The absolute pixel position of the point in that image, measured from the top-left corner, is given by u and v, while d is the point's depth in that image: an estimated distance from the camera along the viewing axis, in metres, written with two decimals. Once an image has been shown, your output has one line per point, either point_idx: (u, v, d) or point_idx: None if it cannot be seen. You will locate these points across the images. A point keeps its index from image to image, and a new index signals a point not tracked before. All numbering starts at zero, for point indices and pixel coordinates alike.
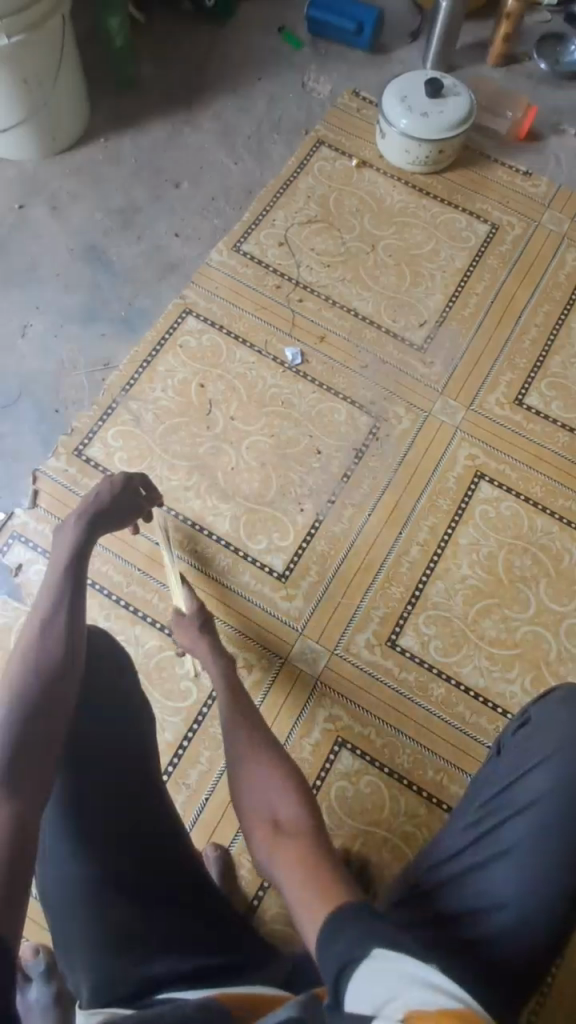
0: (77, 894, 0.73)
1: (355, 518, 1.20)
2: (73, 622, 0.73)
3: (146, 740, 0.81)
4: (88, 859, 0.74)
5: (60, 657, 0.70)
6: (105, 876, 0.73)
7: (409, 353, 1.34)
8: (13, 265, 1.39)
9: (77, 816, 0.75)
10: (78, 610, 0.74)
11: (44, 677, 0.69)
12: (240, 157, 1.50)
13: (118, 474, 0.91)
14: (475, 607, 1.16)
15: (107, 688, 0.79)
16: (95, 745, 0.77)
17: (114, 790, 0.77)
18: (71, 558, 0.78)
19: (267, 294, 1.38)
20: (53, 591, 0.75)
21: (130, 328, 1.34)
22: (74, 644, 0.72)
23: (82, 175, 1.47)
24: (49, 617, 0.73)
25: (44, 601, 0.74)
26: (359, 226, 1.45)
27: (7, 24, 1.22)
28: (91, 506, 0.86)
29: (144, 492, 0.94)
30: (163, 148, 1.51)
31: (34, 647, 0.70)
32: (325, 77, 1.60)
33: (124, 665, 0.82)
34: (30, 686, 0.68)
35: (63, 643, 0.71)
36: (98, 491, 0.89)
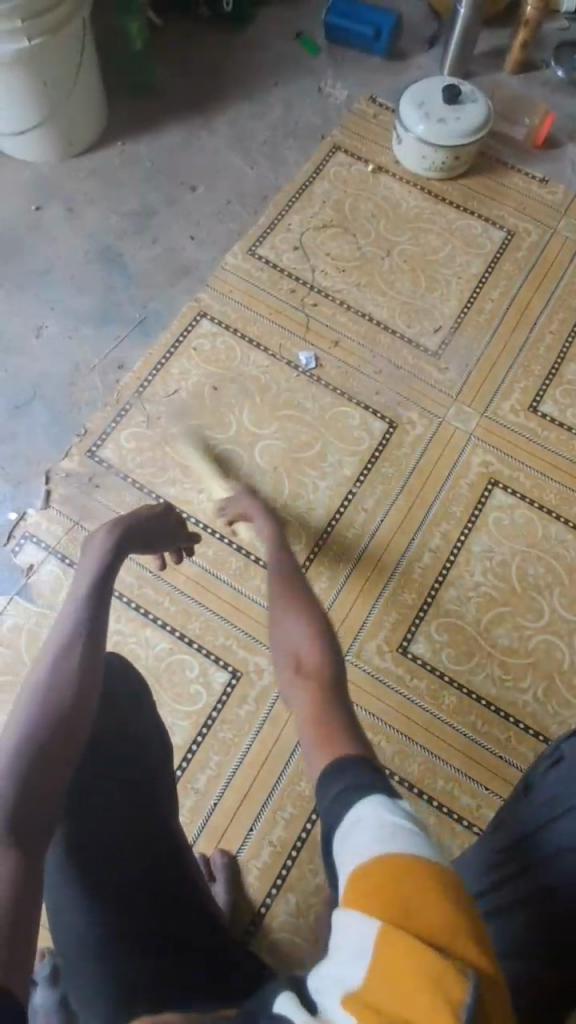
0: (88, 934, 0.73)
1: (367, 523, 1.20)
2: (97, 647, 0.72)
3: (157, 767, 0.81)
4: (96, 900, 0.74)
5: (82, 683, 0.69)
6: (114, 920, 0.73)
7: (424, 358, 1.33)
8: (29, 268, 1.39)
9: (85, 852, 0.74)
10: (102, 636, 0.73)
11: (63, 702, 0.68)
12: (255, 161, 1.51)
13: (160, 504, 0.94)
14: (488, 615, 1.15)
15: (125, 716, 0.80)
16: (107, 772, 0.77)
17: (121, 824, 0.76)
18: (100, 579, 0.77)
19: (282, 298, 1.38)
20: (83, 611, 0.73)
21: (144, 333, 1.34)
22: (96, 672, 0.71)
23: (100, 178, 1.48)
24: (74, 637, 0.71)
25: (71, 619, 0.73)
26: (375, 231, 1.44)
27: (28, 28, 1.23)
28: (123, 525, 0.85)
29: (167, 518, 0.94)
30: (179, 151, 1.51)
31: (57, 669, 0.69)
32: (342, 82, 1.60)
33: (142, 693, 0.82)
34: (49, 710, 0.67)
35: (85, 669, 0.70)
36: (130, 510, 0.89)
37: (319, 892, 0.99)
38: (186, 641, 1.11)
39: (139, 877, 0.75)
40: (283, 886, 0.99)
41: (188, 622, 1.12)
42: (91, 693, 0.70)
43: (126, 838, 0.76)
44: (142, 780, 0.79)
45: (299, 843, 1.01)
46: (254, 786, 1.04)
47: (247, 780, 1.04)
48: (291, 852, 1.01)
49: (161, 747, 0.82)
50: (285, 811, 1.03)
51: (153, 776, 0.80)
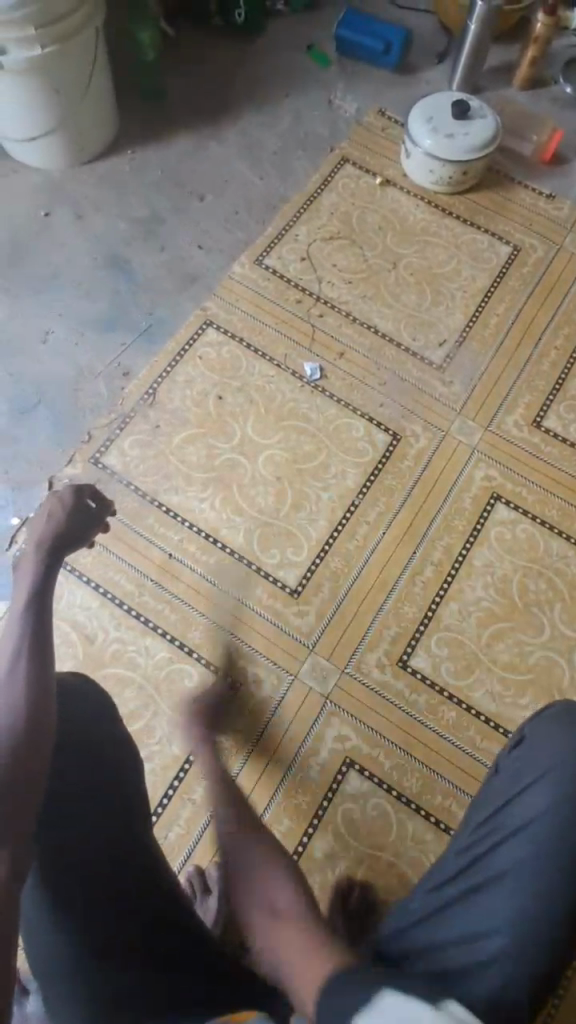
0: (67, 950, 0.72)
1: (370, 535, 1.20)
2: (37, 660, 0.71)
3: (131, 783, 0.80)
4: (76, 917, 0.73)
5: (29, 694, 0.68)
6: (94, 938, 0.73)
7: (429, 371, 1.34)
8: (36, 274, 1.40)
9: (61, 868, 0.74)
10: (44, 649, 0.72)
11: (15, 719, 0.66)
12: (264, 171, 1.51)
13: (67, 489, 0.90)
14: (488, 630, 1.15)
15: (92, 732, 0.80)
16: (77, 787, 0.77)
17: (97, 841, 0.76)
18: (32, 600, 0.77)
19: (288, 308, 1.38)
20: (18, 632, 0.73)
21: (149, 340, 1.34)
22: (46, 681, 0.70)
23: (109, 185, 1.48)
24: (13, 659, 0.71)
25: (8, 644, 0.73)
26: (382, 243, 1.45)
27: (41, 35, 1.23)
28: (49, 535, 0.85)
29: (95, 506, 0.90)
30: (188, 160, 1.52)
31: (3, 693, 0.68)
32: (351, 95, 1.61)
33: (108, 710, 0.82)
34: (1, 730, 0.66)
35: (31, 678, 0.69)
36: (50, 512, 0.88)
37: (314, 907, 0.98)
38: (186, 650, 1.11)
39: (123, 892, 0.75)
40: None
41: (188, 630, 1.12)
42: (44, 702, 0.68)
43: (107, 855, 0.76)
44: (118, 796, 0.78)
45: (295, 858, 1.01)
46: (252, 797, 1.03)
47: (245, 790, 1.04)
48: (287, 866, 1.00)
49: (133, 762, 0.82)
50: (281, 824, 1.02)
51: (130, 791, 0.80)
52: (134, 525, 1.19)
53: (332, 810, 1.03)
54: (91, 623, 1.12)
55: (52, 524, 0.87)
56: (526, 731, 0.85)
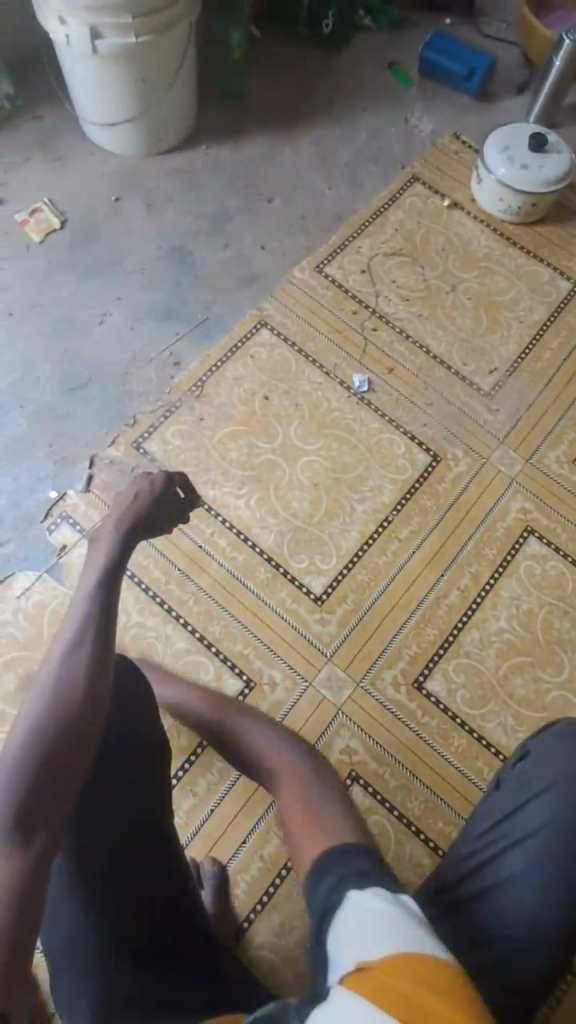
0: (85, 934, 0.71)
1: (399, 552, 1.20)
2: (101, 653, 0.68)
3: (157, 778, 0.78)
4: (99, 903, 0.72)
5: (91, 677, 0.67)
6: (114, 928, 0.72)
7: (475, 398, 1.33)
8: (102, 257, 1.42)
9: (88, 850, 0.73)
10: (109, 641, 0.70)
11: (72, 701, 0.66)
12: (334, 181, 1.53)
13: (158, 475, 0.86)
14: (507, 663, 1.14)
15: (131, 722, 0.76)
16: (111, 776, 0.74)
17: (127, 829, 0.75)
18: (103, 584, 0.72)
19: (344, 318, 1.39)
20: (88, 609, 0.70)
21: (205, 334, 1.36)
22: (107, 666, 0.69)
23: (181, 178, 1.51)
24: (79, 635, 0.68)
25: (74, 620, 0.70)
26: (443, 265, 1.46)
27: (137, 24, 1.25)
28: (129, 516, 0.81)
29: (182, 498, 0.87)
30: (262, 162, 1.54)
31: (59, 674, 0.66)
32: (428, 116, 1.62)
33: (146, 700, 0.78)
34: (52, 714, 0.65)
35: (96, 661, 0.68)
36: (136, 494, 0.83)
37: (303, 915, 0.98)
38: (205, 642, 1.12)
39: (146, 885, 0.75)
40: (269, 903, 0.99)
41: (210, 624, 1.13)
42: (98, 700, 0.67)
43: (134, 846, 0.75)
44: (147, 790, 0.77)
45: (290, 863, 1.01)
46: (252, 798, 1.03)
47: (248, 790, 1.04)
48: (281, 871, 1.00)
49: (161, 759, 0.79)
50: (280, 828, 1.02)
51: (155, 785, 0.78)
52: None
53: None
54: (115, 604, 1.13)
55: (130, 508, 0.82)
56: (537, 753, 0.84)
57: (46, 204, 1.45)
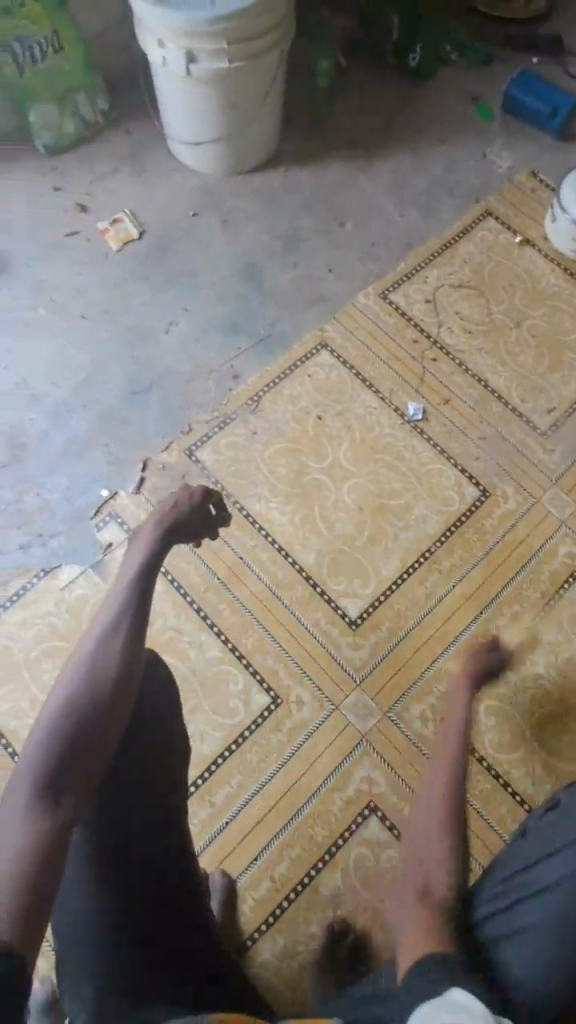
0: (93, 923, 0.71)
1: (439, 585, 1.19)
2: (133, 642, 0.72)
3: (177, 772, 0.79)
4: (111, 894, 0.72)
5: (119, 665, 0.70)
6: (124, 923, 0.71)
7: (531, 436, 1.32)
8: (174, 268, 1.47)
9: (106, 839, 0.73)
10: (141, 634, 0.74)
11: (101, 684, 0.69)
12: (408, 211, 1.54)
13: (197, 489, 0.91)
14: (542, 711, 1.11)
15: (157, 718, 0.77)
16: (136, 767, 0.75)
17: (146, 822, 0.75)
18: (139, 581, 0.78)
19: (404, 346, 1.39)
20: (123, 602, 0.75)
21: (266, 350, 1.38)
22: (136, 656, 0.72)
23: (257, 198, 1.55)
24: (114, 624, 0.73)
25: (109, 610, 0.74)
26: (509, 301, 1.45)
27: (231, 50, 1.30)
28: (168, 522, 0.87)
29: (215, 515, 0.93)
30: (338, 188, 1.57)
31: (92, 658, 0.70)
32: (507, 153, 1.62)
33: (172, 700, 0.80)
34: (82, 693, 0.68)
35: (125, 651, 0.71)
36: (177, 501, 0.89)
37: (308, 942, 0.97)
38: (236, 653, 1.13)
39: (159, 883, 0.75)
40: (274, 924, 0.98)
41: (243, 636, 1.14)
42: (127, 686, 0.70)
43: (150, 840, 0.75)
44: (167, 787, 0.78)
45: (299, 887, 0.99)
46: (268, 815, 1.03)
47: (264, 807, 1.04)
48: (289, 893, 0.99)
49: (182, 758, 0.80)
50: (292, 850, 1.01)
51: (173, 778, 0.79)
52: None
53: (345, 849, 1.02)
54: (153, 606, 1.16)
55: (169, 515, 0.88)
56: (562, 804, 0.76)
57: (127, 215, 1.51)
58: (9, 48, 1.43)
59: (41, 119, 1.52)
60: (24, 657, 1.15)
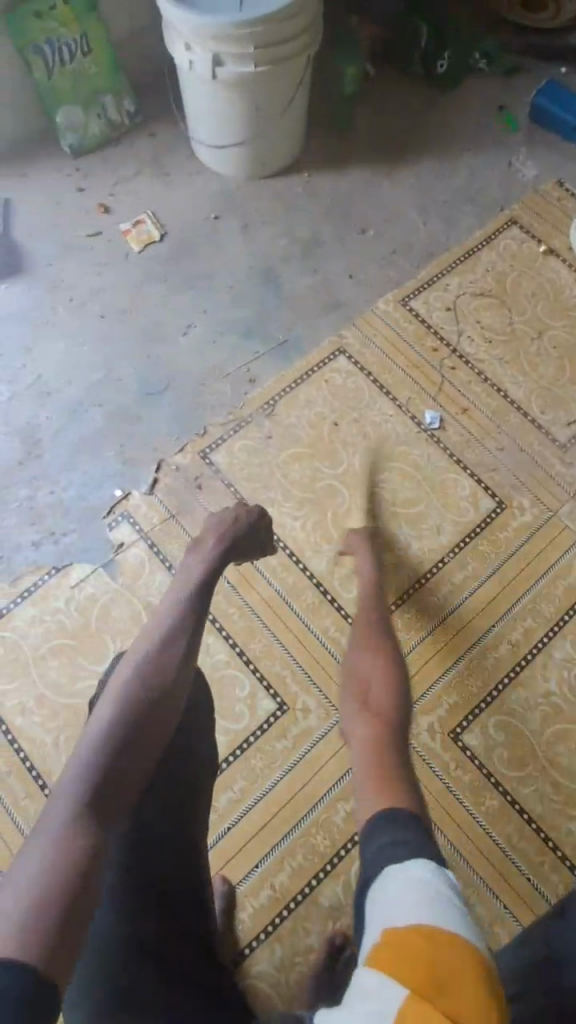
0: (108, 936, 0.69)
1: (451, 596, 1.17)
2: (186, 660, 0.76)
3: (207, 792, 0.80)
4: (130, 906, 0.70)
5: (177, 665, 0.75)
6: (139, 937, 0.69)
7: (549, 448, 1.30)
8: (195, 271, 1.47)
9: (133, 848, 0.72)
10: (192, 655, 0.77)
11: (158, 681, 0.72)
12: (431, 218, 1.53)
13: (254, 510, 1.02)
14: (553, 728, 1.08)
15: (193, 735, 0.79)
16: (167, 780, 0.76)
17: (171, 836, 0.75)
18: (192, 606, 0.82)
19: (423, 354, 1.38)
20: (182, 612, 0.81)
21: (284, 354, 1.38)
22: (191, 661, 0.76)
23: (279, 202, 1.55)
24: (173, 630, 0.78)
25: (170, 619, 0.80)
26: (531, 311, 1.43)
27: (258, 54, 1.30)
28: (224, 547, 0.95)
29: (262, 534, 1.02)
30: (362, 194, 1.56)
31: (151, 657, 0.74)
32: (533, 161, 1.61)
33: (207, 723, 0.82)
34: (141, 687, 0.71)
35: (183, 654, 0.76)
36: (232, 526, 0.98)
37: (306, 954, 0.95)
38: (243, 658, 1.12)
39: (178, 898, 0.73)
40: (273, 935, 0.96)
41: (250, 640, 1.13)
42: (174, 700, 0.72)
43: (175, 855, 0.75)
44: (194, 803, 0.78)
45: (299, 898, 0.98)
46: (271, 823, 1.02)
47: (266, 815, 1.03)
48: (289, 904, 0.98)
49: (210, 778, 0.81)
50: (293, 859, 1.00)
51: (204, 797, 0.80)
52: None
53: (347, 862, 1.00)
54: None
55: (223, 545, 0.95)
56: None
57: (149, 217, 1.52)
58: (39, 50, 1.45)
59: (68, 119, 1.53)
60: (32, 654, 1.15)
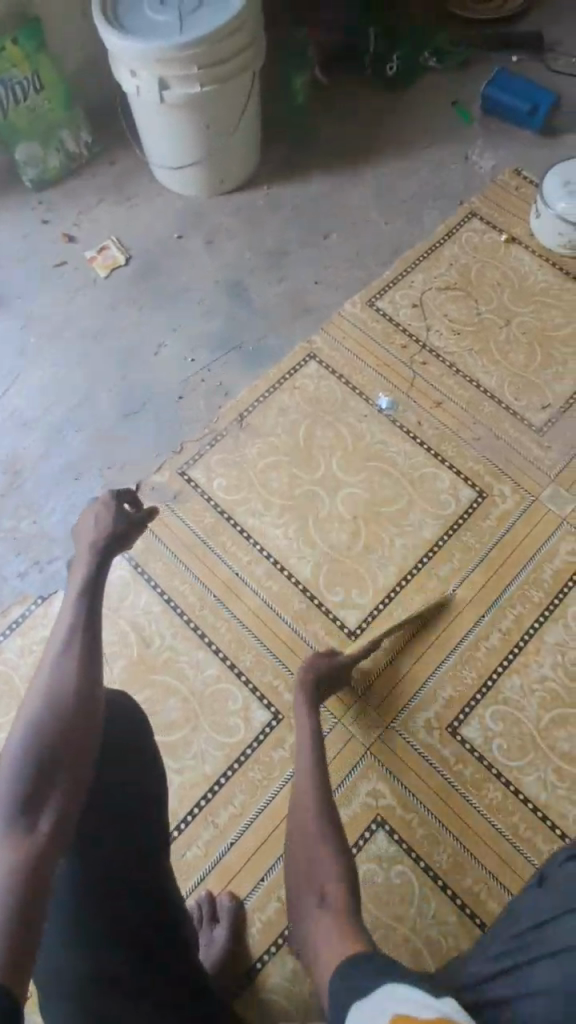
0: (75, 964, 0.70)
1: (438, 590, 1.17)
2: (86, 671, 0.75)
3: (159, 797, 0.81)
4: (87, 935, 0.71)
5: (81, 674, 0.75)
6: (105, 961, 0.70)
7: (526, 434, 1.30)
8: (162, 290, 1.48)
9: (82, 876, 0.72)
10: (93, 663, 0.76)
11: (66, 695, 0.73)
12: (390, 218, 1.54)
13: (106, 497, 0.88)
14: (551, 715, 1.07)
15: (133, 732, 0.81)
16: (111, 801, 0.76)
17: (127, 851, 0.75)
18: (84, 604, 0.79)
19: (393, 352, 1.39)
20: (73, 613, 0.78)
21: (254, 364, 1.39)
22: (97, 663, 0.77)
23: (241, 215, 1.56)
24: (68, 635, 0.77)
25: (64, 623, 0.78)
26: (497, 300, 1.44)
27: (202, 75, 1.32)
28: (101, 535, 0.84)
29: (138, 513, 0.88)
30: (321, 200, 1.57)
31: (54, 674, 0.75)
32: (489, 153, 1.62)
33: (142, 733, 0.82)
34: (51, 707, 0.73)
35: (85, 657, 0.76)
36: (97, 518, 0.86)
37: None
38: (234, 671, 1.12)
39: (136, 920, 0.73)
40: (283, 947, 0.95)
41: (241, 652, 1.13)
42: (89, 710, 0.74)
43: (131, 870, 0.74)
44: (145, 824, 0.77)
45: None
46: (274, 835, 1.01)
47: (269, 826, 1.02)
48: None
49: (157, 792, 0.81)
50: None
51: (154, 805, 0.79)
52: (209, 539, 1.22)
53: None
54: (150, 627, 1.16)
55: (99, 548, 0.83)
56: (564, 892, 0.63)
57: (113, 242, 1.54)
58: None
59: (27, 154, 1.55)
60: (24, 684, 1.15)
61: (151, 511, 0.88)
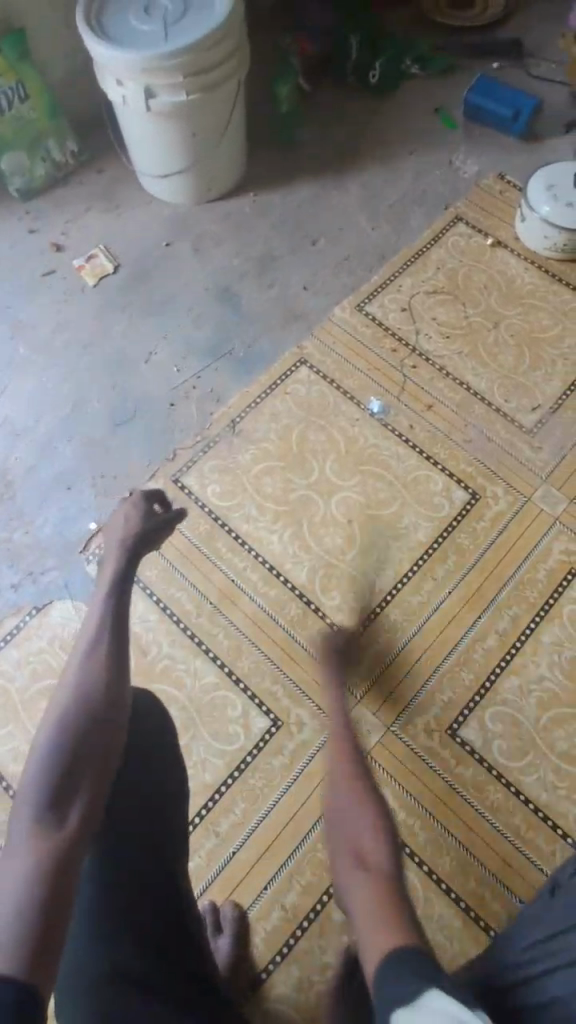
0: (89, 965, 0.68)
1: (434, 592, 1.17)
2: (115, 668, 0.76)
3: (177, 796, 0.80)
4: (106, 930, 0.70)
5: (109, 670, 0.75)
6: (118, 960, 0.69)
7: (517, 434, 1.30)
8: (152, 297, 1.48)
9: (100, 870, 0.73)
10: (120, 661, 0.77)
11: (94, 692, 0.73)
12: (377, 223, 1.55)
13: (136, 497, 0.97)
14: (549, 714, 1.08)
15: (156, 736, 0.81)
16: (130, 799, 0.76)
17: (144, 847, 0.75)
18: (112, 605, 0.81)
19: (383, 356, 1.39)
20: (100, 613, 0.80)
21: (246, 370, 1.39)
22: (124, 661, 0.77)
23: (228, 221, 1.57)
24: (97, 633, 0.78)
25: (92, 622, 0.80)
26: (485, 302, 1.45)
27: (189, 84, 1.33)
28: (130, 535, 0.91)
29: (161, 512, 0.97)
30: (309, 206, 1.58)
31: (81, 671, 0.74)
32: (473, 158, 1.63)
33: (166, 734, 0.82)
34: (80, 703, 0.72)
35: (114, 654, 0.76)
36: (126, 519, 0.93)
37: (324, 970, 0.94)
38: (233, 677, 1.11)
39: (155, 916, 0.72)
40: (288, 956, 0.95)
41: (238, 659, 1.12)
42: (116, 708, 0.73)
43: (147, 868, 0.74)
44: (162, 821, 0.77)
45: (312, 914, 0.97)
46: (276, 842, 1.01)
47: (271, 833, 1.01)
48: (302, 922, 0.96)
49: (176, 791, 0.80)
50: (302, 876, 0.99)
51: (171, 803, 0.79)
52: (204, 546, 1.22)
53: None
54: (147, 635, 1.15)
55: (125, 551, 0.88)
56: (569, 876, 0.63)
57: (102, 250, 1.54)
58: None
59: (12, 164, 1.55)
60: (21, 697, 1.14)
61: (179, 514, 0.94)
